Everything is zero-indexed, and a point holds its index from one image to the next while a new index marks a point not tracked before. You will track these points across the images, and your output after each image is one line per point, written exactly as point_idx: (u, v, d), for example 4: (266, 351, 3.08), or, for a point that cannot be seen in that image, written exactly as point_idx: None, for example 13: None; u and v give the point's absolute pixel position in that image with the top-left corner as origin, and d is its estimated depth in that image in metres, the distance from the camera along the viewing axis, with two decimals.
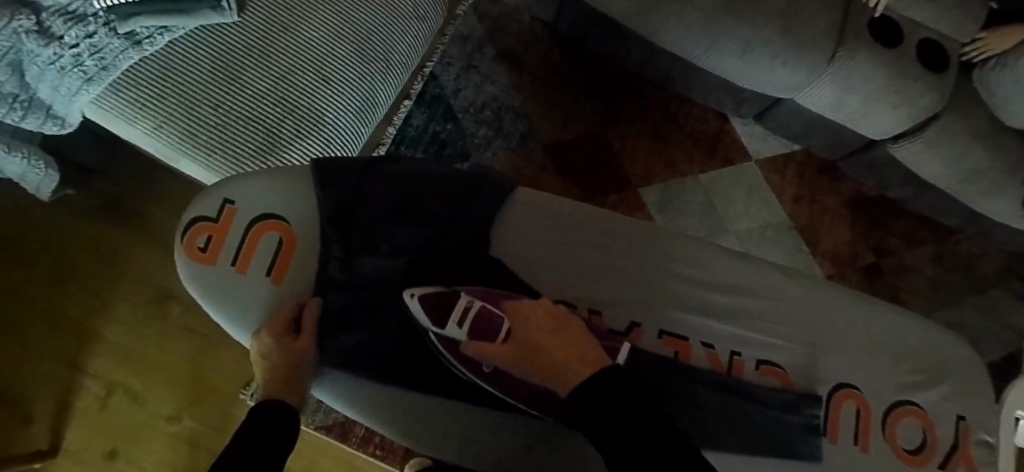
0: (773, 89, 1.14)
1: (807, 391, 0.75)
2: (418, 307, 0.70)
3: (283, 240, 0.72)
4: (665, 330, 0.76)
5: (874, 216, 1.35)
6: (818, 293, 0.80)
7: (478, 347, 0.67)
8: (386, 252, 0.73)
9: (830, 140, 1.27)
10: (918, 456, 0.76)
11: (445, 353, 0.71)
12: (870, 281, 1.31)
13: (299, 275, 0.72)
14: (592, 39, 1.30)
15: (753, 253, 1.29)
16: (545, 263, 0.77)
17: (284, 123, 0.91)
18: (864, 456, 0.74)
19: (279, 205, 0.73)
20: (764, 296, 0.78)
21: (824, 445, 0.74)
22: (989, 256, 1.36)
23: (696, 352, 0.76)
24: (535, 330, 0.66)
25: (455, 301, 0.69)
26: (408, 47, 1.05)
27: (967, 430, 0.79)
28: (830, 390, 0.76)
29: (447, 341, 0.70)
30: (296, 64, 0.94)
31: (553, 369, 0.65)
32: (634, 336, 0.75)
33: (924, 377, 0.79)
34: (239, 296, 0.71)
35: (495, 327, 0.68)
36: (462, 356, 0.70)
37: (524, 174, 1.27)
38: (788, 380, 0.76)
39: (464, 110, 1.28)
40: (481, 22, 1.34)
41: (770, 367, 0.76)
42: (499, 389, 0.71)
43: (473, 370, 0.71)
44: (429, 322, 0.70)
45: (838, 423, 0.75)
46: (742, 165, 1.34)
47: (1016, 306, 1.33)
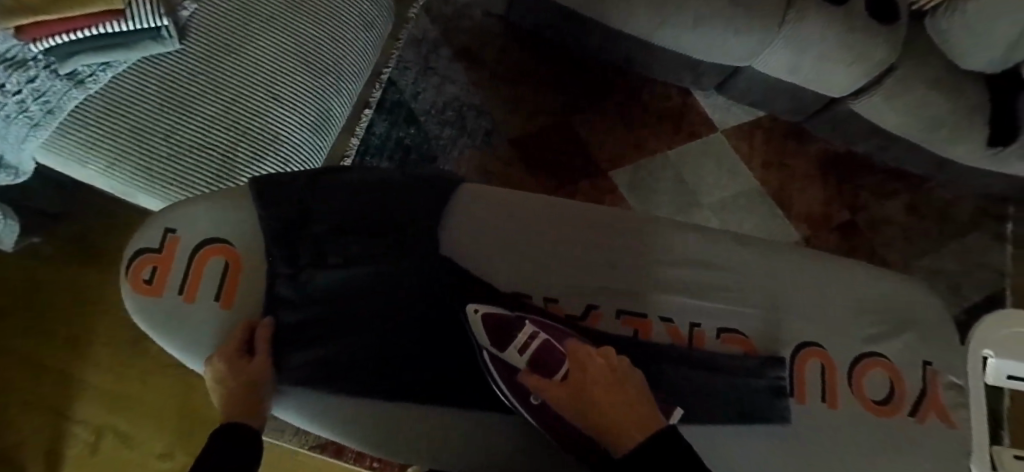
0: (727, 58, 1.14)
1: (770, 354, 0.76)
2: (480, 330, 0.71)
3: (228, 264, 0.72)
4: (623, 309, 0.76)
5: (844, 174, 1.36)
6: (785, 257, 0.80)
7: (533, 379, 0.66)
8: (336, 265, 0.73)
9: (792, 104, 1.27)
10: (886, 406, 0.76)
11: (498, 378, 0.70)
12: (846, 238, 1.32)
13: (246, 297, 0.71)
14: (546, 28, 1.29)
15: (728, 223, 1.30)
16: (511, 257, 0.77)
17: (238, 147, 0.90)
18: (833, 412, 0.75)
19: (221, 229, 0.73)
20: (730, 267, 0.79)
21: (791, 406, 0.74)
22: (962, 200, 1.36)
23: (656, 328, 0.76)
24: (591, 378, 0.64)
25: (519, 328, 0.69)
26: (360, 55, 1.03)
27: (934, 375, 0.79)
28: (791, 354, 0.76)
29: (501, 368, 0.70)
30: (244, 85, 0.93)
31: (603, 422, 0.62)
32: (591, 320, 0.75)
33: (898, 327, 0.80)
34: (187, 325, 0.70)
35: (555, 360, 0.67)
36: (513, 384, 0.69)
37: (493, 172, 1.27)
38: (750, 345, 0.76)
39: (425, 113, 1.28)
40: (434, 23, 1.34)
41: (732, 334, 0.77)
42: (542, 424, 0.69)
43: (522, 401, 0.69)
44: (488, 344, 0.70)
45: (804, 383, 0.76)
46: (707, 137, 1.35)
47: (991, 247, 1.34)
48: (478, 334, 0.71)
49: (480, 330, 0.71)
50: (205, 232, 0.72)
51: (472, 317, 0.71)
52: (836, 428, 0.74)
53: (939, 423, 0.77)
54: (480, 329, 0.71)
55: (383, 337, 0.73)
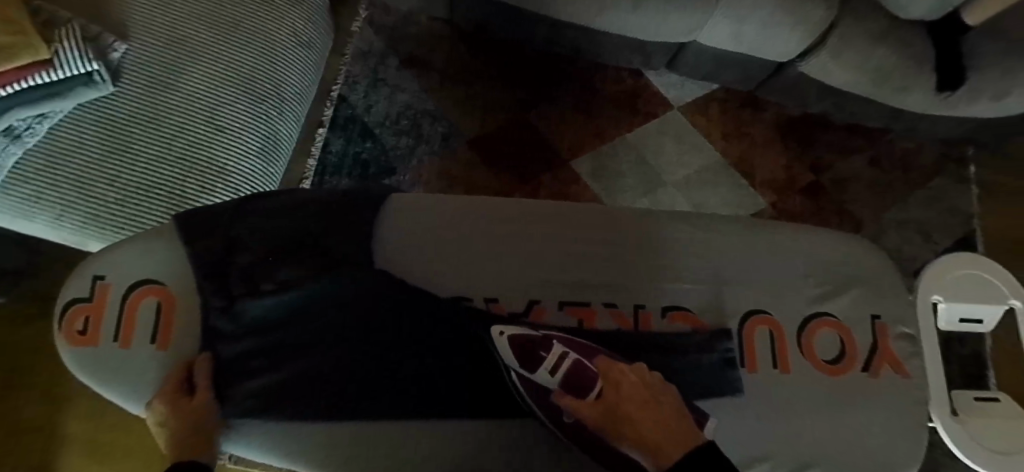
0: (671, 36, 1.15)
1: (716, 328, 0.75)
2: (505, 353, 0.68)
3: (161, 304, 0.72)
4: (565, 301, 0.75)
5: (804, 136, 1.36)
6: (736, 229, 0.81)
7: (567, 401, 0.65)
8: (272, 290, 0.71)
9: (741, 73, 1.28)
10: (837, 365, 0.76)
11: (530, 398, 0.68)
12: (813, 200, 1.32)
13: (184, 334, 0.71)
14: (490, 26, 1.29)
15: (694, 199, 1.30)
16: (468, 260, 0.76)
17: (186, 182, 0.89)
18: (784, 377, 0.75)
19: (151, 270, 0.72)
20: (683, 243, 0.79)
21: (743, 376, 0.74)
22: (923, 149, 1.37)
23: (601, 315, 0.75)
24: (629, 397, 0.64)
25: (548, 349, 0.68)
26: (301, 75, 1.03)
27: (884, 328, 0.79)
28: (740, 322, 0.76)
29: (532, 387, 0.68)
30: (185, 120, 0.92)
31: (639, 441, 0.61)
32: (534, 315, 0.74)
33: (857, 282, 0.81)
34: (127, 371, 0.69)
35: (587, 379, 0.66)
36: (545, 402, 0.68)
37: (455, 176, 1.26)
38: (698, 322, 0.75)
39: (380, 125, 1.27)
40: (378, 33, 1.33)
41: (678, 312, 0.76)
42: (576, 438, 0.68)
43: (554, 418, 0.68)
44: (515, 366, 0.68)
45: (753, 351, 0.75)
46: (664, 116, 1.35)
47: (956, 191, 1.35)
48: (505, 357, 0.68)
49: (506, 353, 0.68)
50: (157, 270, 0.72)
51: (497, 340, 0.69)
52: (791, 392, 0.74)
53: (893, 375, 0.77)
54: (505, 351, 0.68)
55: (373, 354, 0.72)
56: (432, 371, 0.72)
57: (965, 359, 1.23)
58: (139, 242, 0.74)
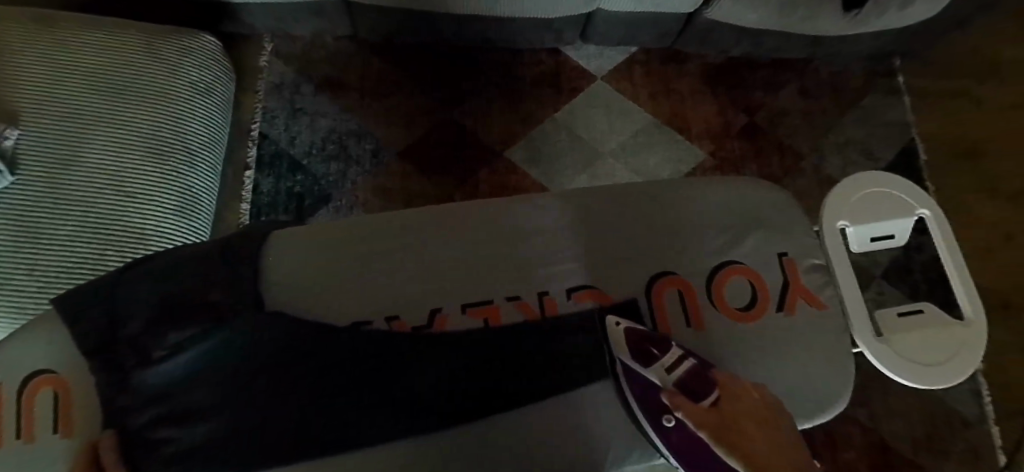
0: (572, 7, 1.15)
1: (619, 299, 0.77)
2: (619, 346, 0.72)
3: (59, 392, 0.70)
4: (467, 303, 0.75)
5: (731, 81, 1.36)
6: (652, 195, 0.83)
7: (677, 398, 0.68)
8: (162, 356, 0.62)
9: (655, 31, 1.27)
10: (747, 312, 0.78)
11: (632, 395, 0.70)
12: (751, 140, 1.32)
13: (85, 417, 0.69)
14: (398, 34, 1.27)
15: (634, 163, 1.30)
16: (397, 278, 0.76)
17: (107, 255, 0.87)
18: (697, 335, 0.77)
19: (49, 359, 0.71)
20: (602, 224, 0.81)
21: None
22: (849, 70, 1.38)
23: (504, 310, 0.75)
24: (745, 409, 0.67)
25: (665, 349, 0.73)
26: (207, 122, 1.01)
27: (792, 263, 0.81)
28: (649, 283, 0.78)
29: (637, 383, 0.70)
30: (94, 192, 0.89)
31: (748, 455, 0.63)
32: (437, 325, 0.74)
33: (772, 220, 0.84)
34: (33, 464, 0.68)
35: (705, 383, 0.70)
36: (649, 402, 0.70)
37: (392, 189, 1.24)
38: (603, 297, 0.77)
39: (307, 156, 1.25)
40: (288, 64, 1.31)
41: (583, 291, 0.77)
42: (672, 452, 0.67)
43: (653, 423, 0.69)
44: (627, 361, 0.71)
45: (664, 314, 0.78)
46: (590, 88, 1.34)
47: (888, 105, 1.36)
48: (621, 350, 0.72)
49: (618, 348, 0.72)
50: (66, 355, 0.71)
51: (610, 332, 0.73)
52: (707, 349, 0.77)
53: (807, 308, 0.79)
54: (617, 344, 0.72)
55: (335, 369, 0.66)
56: (388, 376, 0.66)
57: (928, 266, 1.24)
58: (38, 331, 0.72)
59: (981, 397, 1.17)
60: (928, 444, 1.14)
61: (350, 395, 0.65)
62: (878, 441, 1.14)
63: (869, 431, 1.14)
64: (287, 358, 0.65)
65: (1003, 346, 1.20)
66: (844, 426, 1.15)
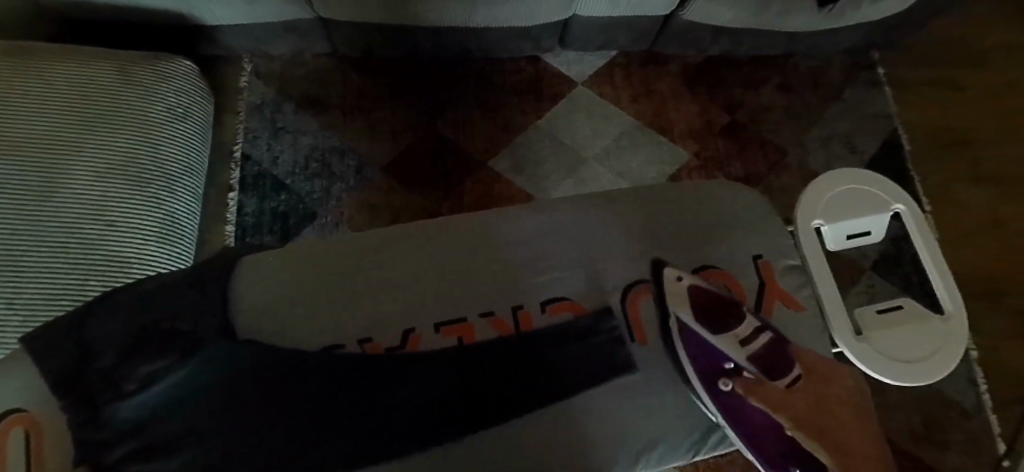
0: (548, 15, 1.16)
1: (596, 309, 0.77)
2: (685, 310, 0.76)
3: (29, 432, 0.66)
4: (439, 323, 0.75)
5: (712, 80, 1.36)
6: (630, 201, 0.83)
7: (755, 378, 0.74)
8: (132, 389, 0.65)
9: (632, 35, 1.27)
10: None
11: (690, 354, 0.74)
12: (734, 138, 1.32)
13: (57, 458, 0.65)
14: (376, 49, 1.28)
15: (619, 166, 1.29)
16: (379, 295, 0.76)
17: (88, 284, 0.86)
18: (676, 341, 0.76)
19: None
20: (582, 232, 0.81)
21: (634, 350, 0.75)
22: (828, 64, 1.38)
23: (478, 327, 0.75)
24: (822, 390, 0.74)
25: (742, 319, 0.76)
26: (187, 148, 1.02)
27: (768, 264, 0.81)
28: (622, 292, 0.78)
29: (699, 345, 0.75)
30: (75, 219, 0.88)
31: (833, 443, 0.71)
32: (411, 344, 0.74)
33: (754, 220, 0.83)
34: None
35: (782, 359, 0.75)
36: (711, 364, 0.74)
37: (377, 203, 1.24)
38: (577, 307, 0.77)
39: (290, 175, 1.25)
40: (269, 83, 1.31)
41: (558, 302, 0.77)
42: (722, 413, 0.72)
43: (709, 386, 0.72)
44: (691, 324, 0.75)
45: (640, 323, 0.77)
46: (572, 94, 1.34)
47: (870, 97, 1.36)
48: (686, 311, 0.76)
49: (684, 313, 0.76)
50: None
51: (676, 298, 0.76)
52: None
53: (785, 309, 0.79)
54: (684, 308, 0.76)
55: (327, 390, 0.70)
56: (376, 392, 0.70)
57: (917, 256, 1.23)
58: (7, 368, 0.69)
59: (976, 386, 1.16)
60: (927, 436, 1.13)
61: (348, 409, 0.69)
62: None
63: None
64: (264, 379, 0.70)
65: (996, 333, 1.20)
66: None
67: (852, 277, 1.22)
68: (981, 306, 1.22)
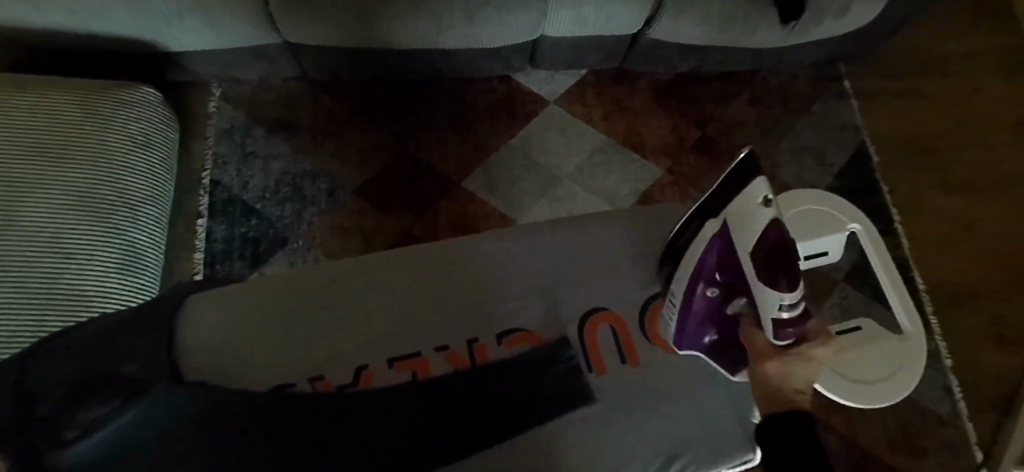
0: (516, 36, 1.16)
1: (555, 339, 0.74)
2: (746, 224, 0.58)
3: None
4: (393, 358, 0.72)
5: (682, 96, 1.37)
6: (597, 223, 0.83)
7: (732, 287, 0.63)
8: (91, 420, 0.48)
9: (601, 53, 1.28)
10: None
11: (708, 251, 0.64)
12: (705, 153, 1.33)
13: None
14: (347, 72, 1.27)
15: (592, 183, 1.29)
16: (341, 323, 0.73)
17: (45, 320, 0.83)
18: (635, 371, 0.75)
19: None
20: (549, 255, 0.80)
21: (593, 381, 0.73)
22: (796, 78, 1.40)
23: (433, 361, 0.72)
24: (796, 378, 0.53)
25: (787, 263, 0.56)
26: (151, 177, 1.00)
27: None
28: (581, 319, 0.77)
29: (726, 246, 0.62)
30: (31, 253, 0.85)
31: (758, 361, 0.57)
32: (363, 381, 0.70)
33: None
34: None
35: (793, 321, 0.55)
36: (713, 268, 0.65)
37: (349, 226, 1.23)
38: (534, 338, 0.74)
39: (260, 200, 1.23)
40: (239, 107, 1.30)
41: (515, 334, 0.75)
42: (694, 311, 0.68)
43: (693, 286, 0.67)
44: (743, 236, 0.58)
45: (598, 352, 0.75)
46: (543, 113, 1.34)
47: (838, 110, 1.38)
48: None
49: (740, 222, 0.59)
50: None
51: (751, 209, 0.58)
52: (647, 384, 0.74)
53: None
54: (745, 219, 0.58)
55: (301, 412, 0.57)
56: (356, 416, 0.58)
57: None
58: None
59: (952, 393, 1.17)
60: (906, 447, 1.13)
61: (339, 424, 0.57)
62: (855, 447, 1.13)
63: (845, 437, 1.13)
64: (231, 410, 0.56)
65: (969, 341, 1.21)
66: None
67: (826, 289, 1.21)
68: (953, 314, 1.23)
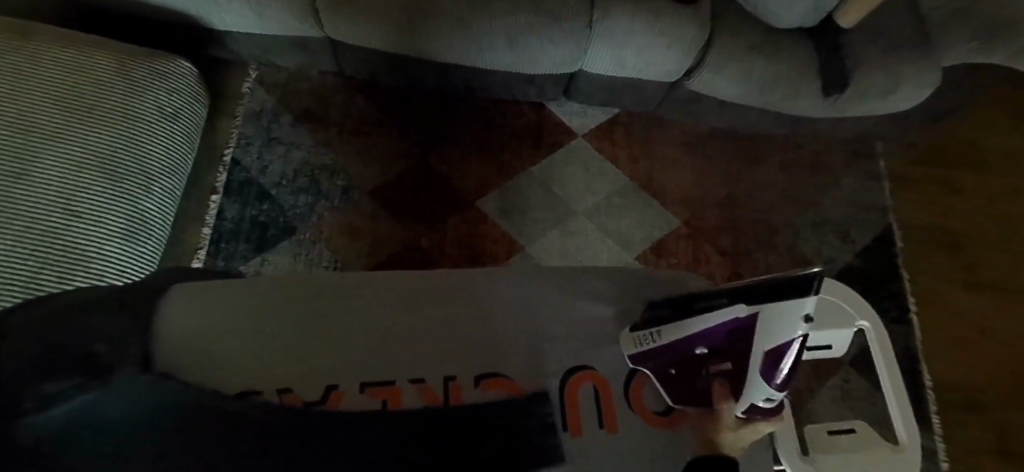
0: (554, 67, 1.16)
1: (533, 391, 0.72)
2: (775, 326, 0.62)
3: None
4: (367, 382, 0.70)
5: (712, 150, 1.36)
6: (601, 271, 0.81)
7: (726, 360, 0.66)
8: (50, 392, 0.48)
9: (637, 96, 1.27)
10: (666, 417, 0.73)
11: (719, 324, 0.64)
12: (726, 212, 1.31)
13: None
14: (382, 75, 1.28)
15: (607, 223, 1.28)
16: (326, 330, 0.73)
17: (42, 274, 0.84)
18: (612, 438, 0.71)
19: None
20: (548, 295, 0.78)
21: (565, 442, 0.70)
22: (830, 151, 1.38)
23: (406, 392, 0.70)
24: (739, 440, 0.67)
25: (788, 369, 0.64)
26: (171, 149, 1.01)
27: None
28: (564, 374, 0.74)
29: (743, 331, 0.63)
30: (40, 207, 0.86)
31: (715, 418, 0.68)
32: (331, 401, 0.69)
33: None
34: None
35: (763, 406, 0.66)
36: (719, 337, 0.65)
37: (358, 227, 1.22)
38: (512, 386, 0.72)
39: (277, 186, 1.23)
40: (271, 92, 1.31)
41: (493, 379, 0.72)
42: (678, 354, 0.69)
43: (692, 340, 0.67)
44: (768, 334, 0.62)
45: (576, 411, 0.72)
46: (570, 145, 1.33)
47: (868, 190, 1.35)
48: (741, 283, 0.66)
49: (771, 323, 0.62)
50: None
51: (791, 321, 0.61)
52: (622, 454, 0.70)
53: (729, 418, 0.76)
54: (777, 325, 0.61)
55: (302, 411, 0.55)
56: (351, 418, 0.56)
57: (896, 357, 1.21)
58: None
59: None
60: None
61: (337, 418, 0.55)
62: None
63: None
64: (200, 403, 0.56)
65: (969, 448, 1.16)
66: None
67: (829, 370, 1.18)
68: (956, 418, 1.18)
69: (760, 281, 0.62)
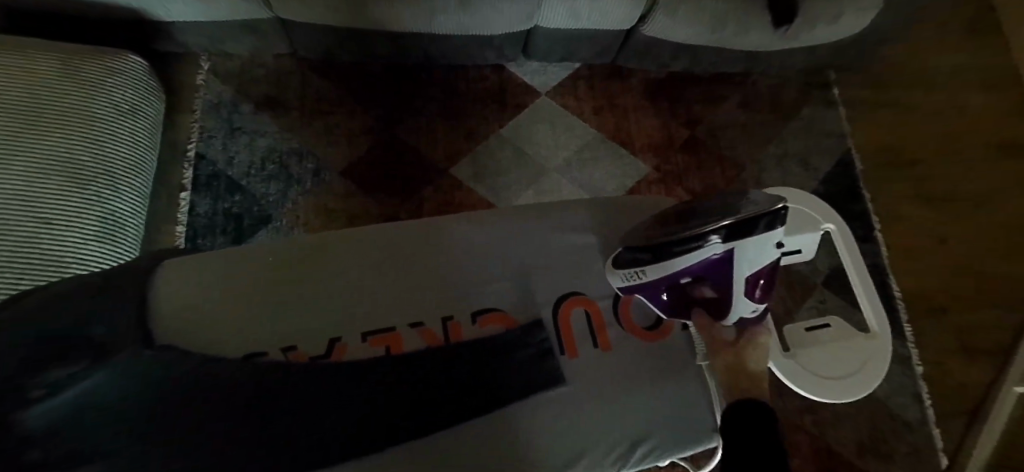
0: (509, 25, 1.16)
1: (526, 322, 0.76)
2: (749, 256, 0.64)
3: None
4: (367, 332, 0.73)
5: (673, 95, 1.38)
6: (579, 210, 0.83)
7: (707, 287, 0.67)
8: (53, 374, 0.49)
9: (595, 48, 1.28)
10: (655, 330, 0.79)
11: (695, 262, 0.65)
12: (692, 153, 1.34)
13: None
14: (338, 53, 1.27)
15: (579, 177, 1.30)
16: (318, 299, 0.74)
17: (19, 281, 0.82)
18: (608, 355, 0.76)
19: None
20: (528, 241, 0.81)
21: (562, 363, 0.74)
22: (786, 83, 1.41)
23: (405, 336, 0.73)
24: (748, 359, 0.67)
25: (766, 286, 0.66)
26: (134, 147, 0.99)
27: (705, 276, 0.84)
28: (555, 302, 0.78)
29: (721, 266, 0.65)
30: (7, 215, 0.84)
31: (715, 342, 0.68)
32: (336, 353, 0.70)
33: None
34: None
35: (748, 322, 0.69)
36: (698, 269, 0.66)
37: (333, 208, 1.22)
38: (507, 320, 0.76)
39: (245, 176, 1.22)
40: (227, 82, 1.28)
41: (490, 314, 0.76)
42: (662, 284, 0.70)
43: (673, 274, 0.68)
44: (744, 263, 0.64)
45: (570, 332, 0.77)
46: (535, 104, 1.34)
47: (825, 117, 1.40)
48: (704, 215, 0.65)
49: (746, 254, 0.63)
50: None
51: (762, 248, 0.63)
52: (614, 369, 0.75)
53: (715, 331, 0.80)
54: (751, 255, 0.64)
55: (298, 387, 0.63)
56: (342, 392, 0.64)
57: None
58: None
59: (921, 400, 1.19)
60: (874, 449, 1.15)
61: (333, 392, 0.64)
62: (824, 447, 1.14)
63: (815, 438, 1.15)
64: (203, 385, 0.60)
65: (942, 350, 1.23)
66: (794, 433, 1.15)
67: (804, 293, 1.22)
68: (927, 322, 1.25)
69: (728, 220, 0.61)
